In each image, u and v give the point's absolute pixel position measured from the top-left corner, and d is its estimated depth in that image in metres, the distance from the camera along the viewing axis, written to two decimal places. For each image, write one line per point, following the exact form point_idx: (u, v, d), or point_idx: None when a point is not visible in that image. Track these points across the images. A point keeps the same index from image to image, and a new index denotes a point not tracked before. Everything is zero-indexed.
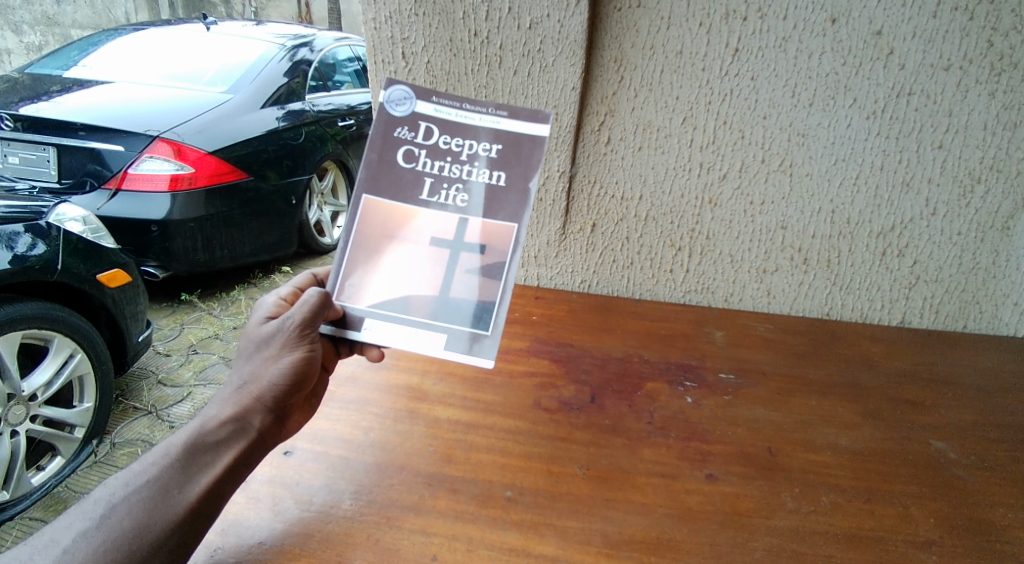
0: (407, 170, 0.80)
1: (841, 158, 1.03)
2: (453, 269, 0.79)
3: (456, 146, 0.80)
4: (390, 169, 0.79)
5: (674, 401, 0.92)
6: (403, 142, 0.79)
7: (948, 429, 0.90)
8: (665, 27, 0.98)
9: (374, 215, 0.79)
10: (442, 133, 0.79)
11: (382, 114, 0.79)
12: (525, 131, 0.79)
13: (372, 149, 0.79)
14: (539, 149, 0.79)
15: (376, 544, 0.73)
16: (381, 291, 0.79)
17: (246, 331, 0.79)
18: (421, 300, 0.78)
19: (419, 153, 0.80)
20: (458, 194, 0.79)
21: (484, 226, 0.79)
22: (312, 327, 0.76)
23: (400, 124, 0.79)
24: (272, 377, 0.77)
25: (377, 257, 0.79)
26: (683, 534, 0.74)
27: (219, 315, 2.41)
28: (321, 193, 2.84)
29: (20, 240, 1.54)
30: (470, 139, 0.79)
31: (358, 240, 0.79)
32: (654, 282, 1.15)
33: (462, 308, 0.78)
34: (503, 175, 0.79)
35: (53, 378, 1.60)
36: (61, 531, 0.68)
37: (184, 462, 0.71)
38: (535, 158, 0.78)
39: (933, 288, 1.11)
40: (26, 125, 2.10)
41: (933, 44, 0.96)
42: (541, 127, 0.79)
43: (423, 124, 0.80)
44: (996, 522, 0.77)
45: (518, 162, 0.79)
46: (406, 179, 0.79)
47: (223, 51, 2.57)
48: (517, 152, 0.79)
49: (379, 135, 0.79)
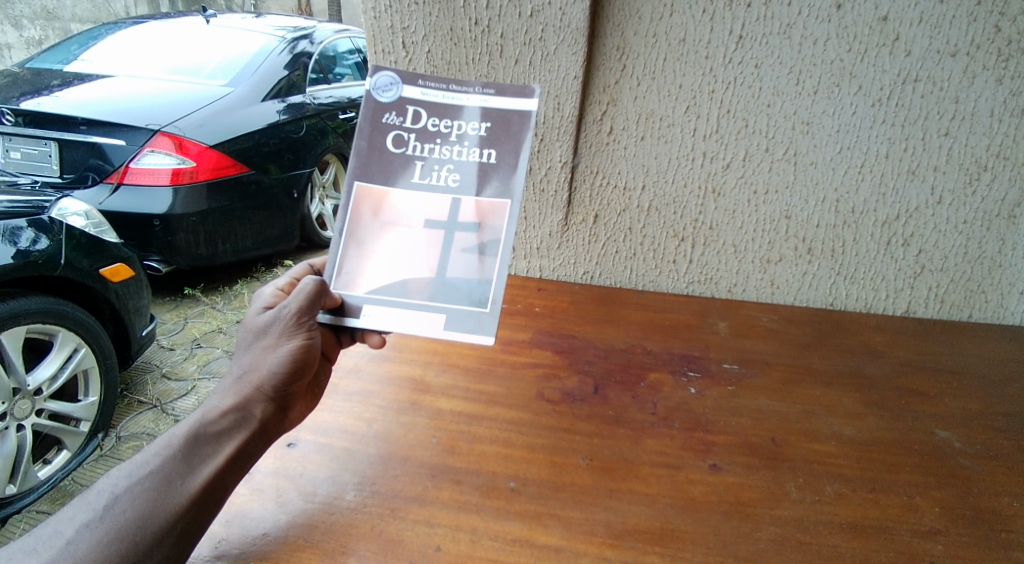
0: (397, 154, 0.80)
1: (846, 147, 1.03)
2: (450, 250, 0.79)
3: (444, 128, 0.80)
4: (380, 155, 0.80)
5: (677, 392, 0.92)
6: (392, 127, 0.80)
7: (953, 419, 0.90)
8: (668, 14, 0.97)
9: (366, 201, 0.79)
10: (429, 115, 0.80)
11: (369, 100, 0.80)
12: (514, 108, 0.79)
13: (362, 137, 0.80)
14: (527, 123, 0.78)
15: (380, 536, 0.73)
16: (377, 277, 0.79)
17: (245, 322, 0.79)
18: (419, 282, 0.78)
19: (408, 136, 0.80)
20: (449, 174, 0.79)
21: (476, 204, 0.78)
22: (309, 315, 0.76)
23: (387, 109, 0.80)
24: (272, 365, 0.77)
25: (372, 244, 0.79)
26: (687, 524, 0.74)
27: (222, 309, 2.41)
28: (323, 187, 2.84)
29: (23, 235, 1.54)
30: (458, 119, 0.80)
31: (352, 228, 0.80)
32: (657, 273, 1.14)
33: (460, 288, 0.77)
34: (493, 153, 0.79)
35: (58, 372, 1.60)
36: (64, 522, 0.67)
37: (186, 453, 0.71)
38: (524, 132, 0.78)
39: (938, 277, 1.10)
40: (27, 120, 2.09)
41: (940, 29, 0.95)
42: (528, 102, 0.79)
43: (410, 108, 0.80)
44: (1001, 511, 0.77)
45: (507, 139, 0.79)
46: (397, 164, 0.80)
47: (224, 44, 2.57)
48: (506, 129, 0.79)
49: (367, 121, 0.80)
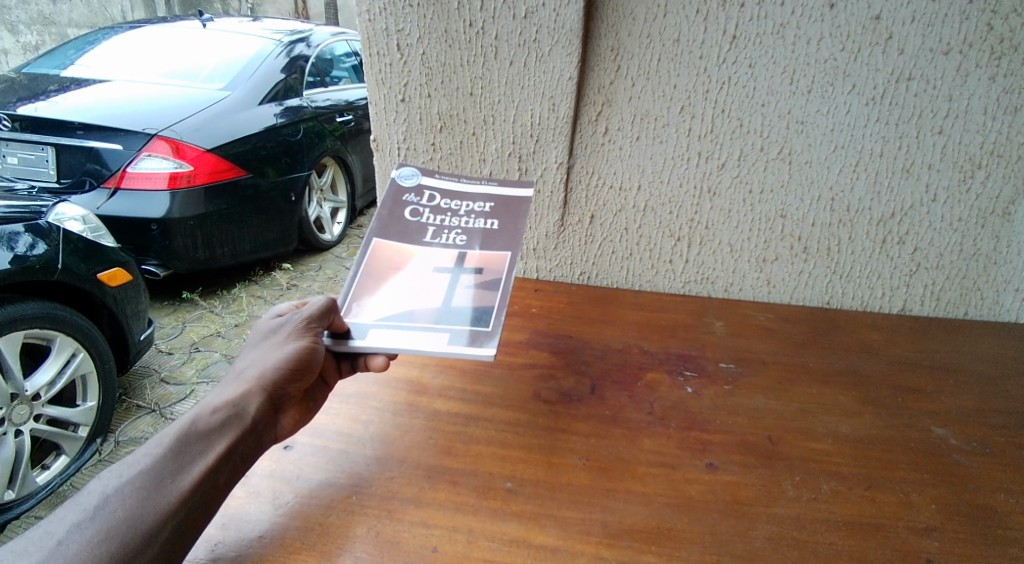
0: (413, 222, 0.95)
1: (840, 145, 1.03)
2: (454, 287, 0.87)
3: (454, 206, 0.97)
4: (398, 222, 0.94)
5: (674, 391, 0.92)
6: (410, 204, 0.96)
7: (949, 416, 0.90)
8: (662, 14, 0.97)
9: (383, 253, 0.91)
10: (442, 197, 0.98)
11: (393, 185, 0.98)
12: (515, 194, 0.99)
13: (384, 208, 0.96)
14: (525, 203, 0.98)
15: (377, 537, 0.73)
16: (385, 308, 0.85)
17: (256, 327, 0.82)
18: (424, 311, 0.84)
19: (423, 211, 0.96)
20: (456, 237, 0.94)
21: (480, 256, 0.91)
22: (320, 322, 0.81)
23: (408, 192, 0.97)
24: (274, 364, 0.78)
25: (383, 283, 0.88)
26: (683, 523, 0.74)
27: (221, 312, 2.41)
28: (321, 190, 2.87)
29: (20, 240, 1.54)
30: (466, 200, 0.98)
31: (367, 272, 0.89)
32: (653, 273, 1.15)
33: (463, 313, 0.84)
34: (496, 222, 0.95)
35: (56, 377, 1.60)
36: (56, 523, 0.66)
37: (177, 450, 0.70)
38: (524, 208, 0.97)
39: (933, 275, 1.10)
40: (25, 125, 2.08)
41: (933, 28, 0.95)
42: (524, 190, 1.00)
43: (427, 192, 0.98)
44: (997, 507, 0.77)
45: (509, 214, 0.96)
46: (412, 229, 0.94)
47: (221, 48, 2.57)
48: (507, 207, 0.97)
49: (390, 198, 0.96)
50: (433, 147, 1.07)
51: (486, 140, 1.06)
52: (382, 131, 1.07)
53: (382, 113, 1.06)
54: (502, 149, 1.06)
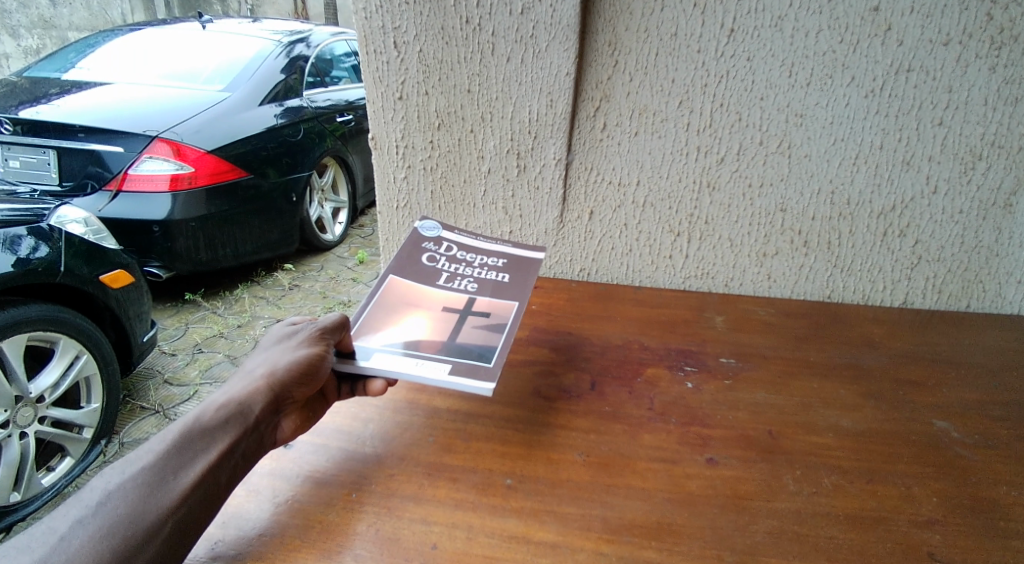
0: (428, 266, 0.99)
1: (840, 138, 1.02)
2: (460, 326, 0.89)
3: (469, 259, 1.02)
4: (415, 264, 0.99)
5: (674, 387, 0.92)
6: (428, 251, 1.02)
7: (951, 409, 0.89)
8: (658, 9, 0.97)
9: (397, 289, 0.95)
10: (459, 250, 1.03)
11: (414, 233, 1.04)
12: (527, 254, 1.04)
13: (403, 251, 1.00)
14: (536, 265, 1.03)
15: (377, 535, 0.73)
16: (392, 335, 0.87)
17: (269, 333, 0.84)
18: (430, 342, 0.86)
19: (440, 258, 1.01)
20: (468, 283, 0.97)
21: (489, 303, 0.94)
22: (333, 334, 0.83)
23: (427, 240, 1.03)
24: (283, 365, 0.78)
25: (393, 314, 0.91)
26: (683, 518, 0.74)
27: (223, 313, 2.42)
28: (321, 190, 2.88)
29: (23, 243, 1.53)
30: (482, 256, 1.03)
31: (379, 303, 0.93)
32: (654, 269, 1.15)
33: (467, 348, 0.86)
34: (508, 276, 0.99)
35: (59, 379, 1.61)
36: (58, 519, 0.66)
37: (180, 446, 0.71)
38: (535, 269, 1.01)
39: (935, 267, 1.10)
40: (26, 129, 2.07)
41: (932, 19, 0.95)
42: (536, 253, 1.04)
43: (445, 243, 1.03)
44: (1000, 499, 0.77)
45: (520, 270, 1.01)
46: (427, 272, 0.99)
47: (221, 49, 2.58)
48: (520, 265, 1.02)
49: (411, 243, 1.02)
50: (432, 145, 1.07)
51: (484, 137, 1.05)
52: (381, 129, 1.07)
53: (379, 112, 1.06)
54: (500, 146, 1.06)
